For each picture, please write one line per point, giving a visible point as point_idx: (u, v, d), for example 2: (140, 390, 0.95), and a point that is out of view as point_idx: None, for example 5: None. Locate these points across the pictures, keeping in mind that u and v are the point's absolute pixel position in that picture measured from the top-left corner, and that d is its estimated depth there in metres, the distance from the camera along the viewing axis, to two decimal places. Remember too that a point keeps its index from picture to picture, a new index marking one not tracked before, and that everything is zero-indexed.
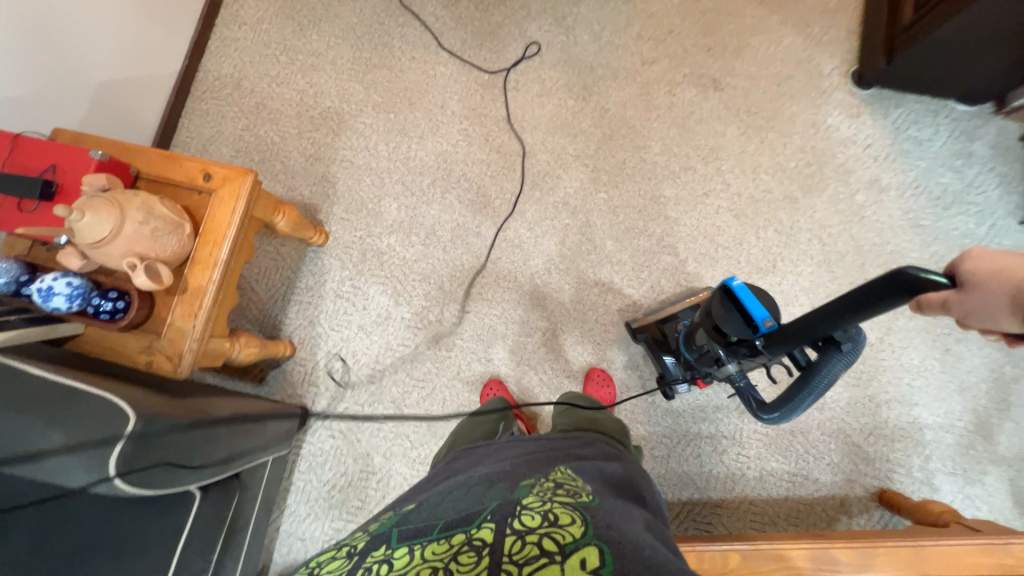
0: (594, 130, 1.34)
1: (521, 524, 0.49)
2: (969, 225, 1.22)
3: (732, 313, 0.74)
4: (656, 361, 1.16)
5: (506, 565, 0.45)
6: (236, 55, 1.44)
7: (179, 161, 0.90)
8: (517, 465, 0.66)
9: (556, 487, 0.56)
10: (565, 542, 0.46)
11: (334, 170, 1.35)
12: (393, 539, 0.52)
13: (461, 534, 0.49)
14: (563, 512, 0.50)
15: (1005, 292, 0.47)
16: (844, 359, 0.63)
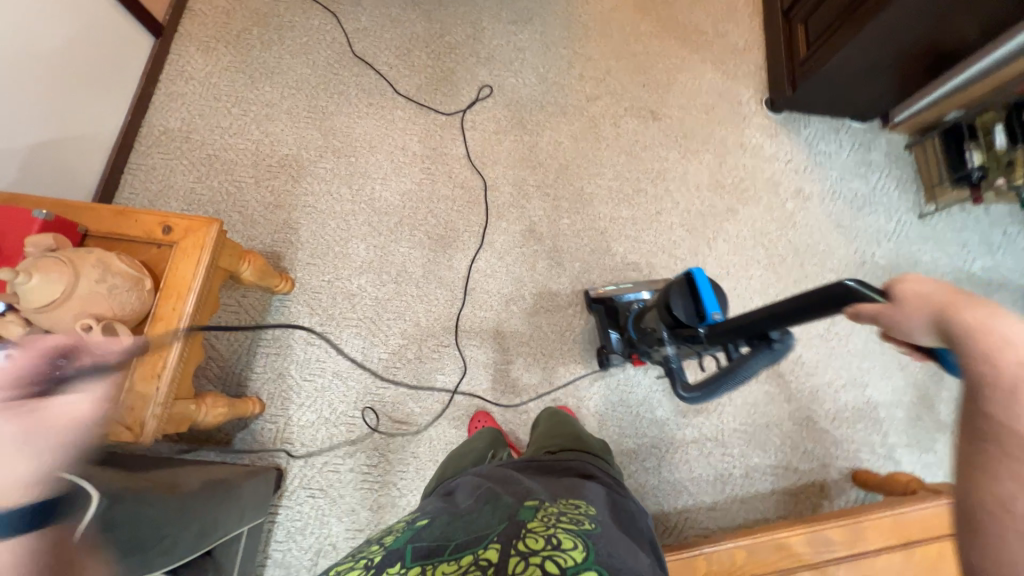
0: (550, 161, 1.42)
1: (524, 545, 0.46)
2: (880, 223, 1.40)
3: (686, 297, 0.80)
4: (602, 333, 1.21)
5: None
6: (184, 109, 1.41)
7: (133, 216, 0.86)
8: (522, 478, 0.63)
9: (561, 511, 0.53)
10: (567, 565, 0.44)
11: (296, 216, 1.33)
12: (408, 558, 0.47)
13: (468, 555, 0.46)
14: (567, 535, 0.48)
15: (924, 313, 0.45)
16: (770, 357, 0.66)
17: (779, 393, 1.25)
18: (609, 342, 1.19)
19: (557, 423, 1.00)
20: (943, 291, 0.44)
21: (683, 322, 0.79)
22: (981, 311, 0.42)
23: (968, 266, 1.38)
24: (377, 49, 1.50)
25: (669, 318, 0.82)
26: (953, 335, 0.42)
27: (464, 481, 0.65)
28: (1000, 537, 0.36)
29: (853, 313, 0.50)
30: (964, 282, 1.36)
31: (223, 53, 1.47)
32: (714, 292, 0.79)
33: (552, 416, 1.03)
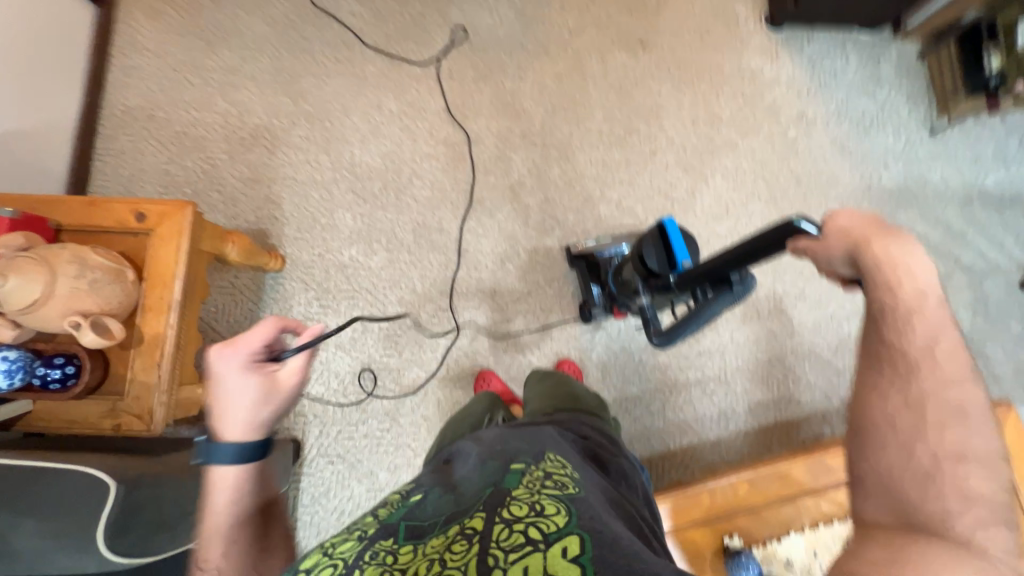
0: (536, 107, 1.34)
1: (509, 513, 0.48)
2: (888, 143, 1.33)
3: (659, 248, 0.86)
4: (584, 288, 1.22)
5: (493, 553, 0.43)
6: (142, 85, 1.32)
7: (103, 205, 0.82)
8: (513, 440, 0.65)
9: (545, 476, 0.55)
10: (549, 530, 0.45)
11: (277, 190, 1.29)
12: (401, 534, 0.49)
13: (455, 525, 0.48)
14: (550, 502, 0.49)
15: (843, 248, 0.50)
16: (731, 297, 0.77)
17: (781, 329, 1.25)
18: (590, 295, 1.21)
19: (551, 380, 1.01)
20: (863, 226, 0.49)
21: (656, 273, 0.86)
22: (889, 245, 0.48)
23: (980, 181, 1.32)
24: None
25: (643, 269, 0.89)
26: (865, 267, 0.48)
27: (462, 445, 0.68)
28: (882, 440, 0.46)
29: (793, 248, 0.55)
30: (975, 199, 1.31)
31: (173, 17, 1.35)
32: (684, 241, 0.86)
33: (545, 376, 1.03)
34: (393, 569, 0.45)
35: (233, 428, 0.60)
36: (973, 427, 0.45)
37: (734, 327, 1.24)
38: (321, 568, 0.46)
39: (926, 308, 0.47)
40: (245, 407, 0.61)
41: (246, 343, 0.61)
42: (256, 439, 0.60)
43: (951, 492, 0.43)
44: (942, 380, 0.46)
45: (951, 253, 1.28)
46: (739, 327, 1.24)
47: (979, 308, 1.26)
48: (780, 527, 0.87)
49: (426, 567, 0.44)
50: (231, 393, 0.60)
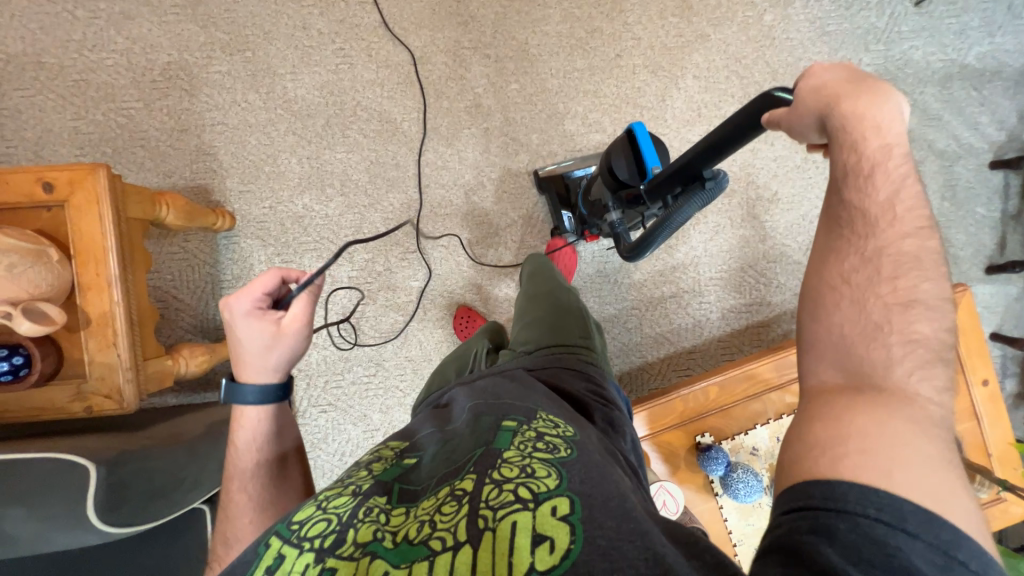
0: (484, 12, 1.18)
1: (499, 474, 0.48)
2: (870, 20, 1.22)
3: (629, 158, 0.80)
4: (555, 217, 1.20)
5: (483, 513, 0.44)
6: (18, 24, 1.12)
7: (2, 179, 0.73)
8: (506, 395, 0.65)
9: (538, 437, 0.54)
10: (539, 490, 0.45)
11: (207, 139, 1.16)
12: (395, 496, 0.50)
13: (446, 487, 0.49)
14: (541, 464, 0.48)
15: (815, 110, 0.49)
16: (705, 198, 0.69)
17: (754, 235, 1.24)
18: (558, 217, 1.18)
19: (556, 286, 1.03)
20: (839, 83, 0.48)
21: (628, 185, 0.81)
22: (861, 101, 0.47)
23: (962, 56, 1.24)
24: None
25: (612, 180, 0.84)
26: (833, 127, 0.48)
27: (458, 398, 0.68)
28: (832, 303, 0.47)
29: (767, 119, 0.54)
30: (956, 77, 1.24)
31: None
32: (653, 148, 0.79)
33: (532, 287, 1.04)
34: (387, 530, 0.45)
35: (251, 371, 0.68)
36: (932, 283, 0.46)
37: (708, 238, 1.24)
38: (312, 523, 0.46)
39: (890, 162, 0.47)
40: (257, 353, 0.68)
41: (249, 297, 0.68)
42: (273, 379, 0.69)
43: (900, 340, 0.44)
44: (899, 238, 0.47)
45: (925, 138, 1.25)
46: (712, 238, 1.24)
47: (948, 193, 1.26)
48: (748, 421, 0.93)
49: (418, 528, 0.44)
50: (244, 342, 0.68)
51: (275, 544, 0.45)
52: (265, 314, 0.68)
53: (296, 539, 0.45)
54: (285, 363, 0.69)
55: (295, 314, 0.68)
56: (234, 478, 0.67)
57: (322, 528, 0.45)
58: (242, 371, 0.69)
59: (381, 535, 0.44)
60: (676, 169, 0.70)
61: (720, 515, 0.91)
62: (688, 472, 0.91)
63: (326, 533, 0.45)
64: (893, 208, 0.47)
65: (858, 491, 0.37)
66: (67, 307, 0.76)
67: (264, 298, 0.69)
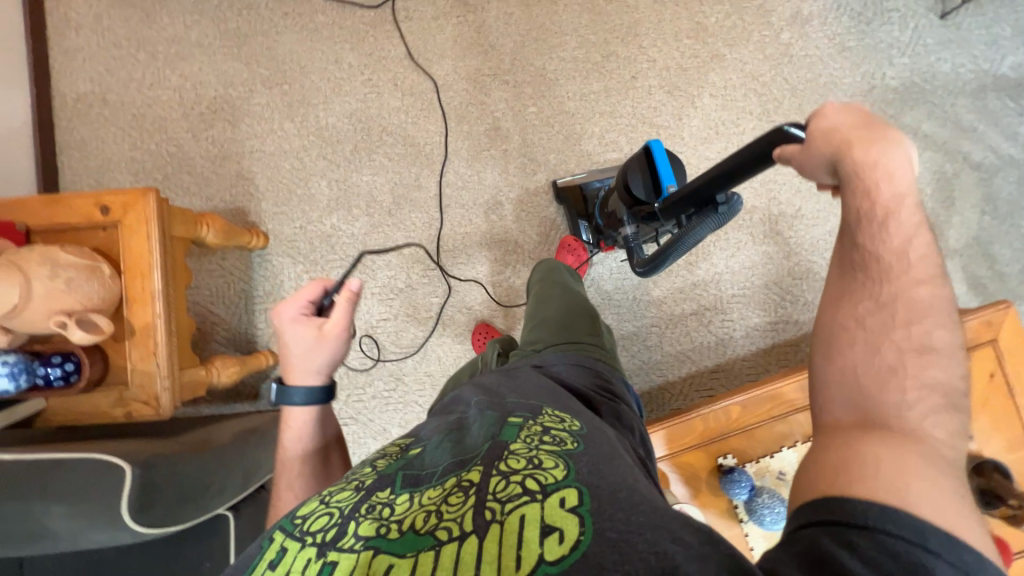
0: (503, 41, 1.23)
1: (506, 466, 0.48)
2: (893, 35, 1.21)
3: (646, 175, 0.84)
4: (572, 226, 1.22)
5: (490, 505, 0.44)
6: (88, 67, 1.25)
7: (67, 202, 0.81)
8: (510, 392, 0.66)
9: (544, 431, 0.54)
10: (547, 482, 0.45)
11: (246, 165, 1.25)
12: (398, 483, 0.50)
13: (452, 478, 0.49)
14: (548, 456, 0.49)
15: (827, 153, 0.47)
16: (716, 223, 0.70)
17: (778, 251, 1.21)
18: (576, 228, 1.20)
19: (565, 289, 1.03)
20: (850, 127, 0.46)
21: (644, 201, 0.84)
22: (873, 148, 0.44)
23: (996, 67, 1.20)
24: None
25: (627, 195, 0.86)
26: (844, 173, 0.46)
27: (463, 395, 0.68)
28: (844, 344, 0.45)
29: (778, 156, 0.52)
30: (989, 88, 1.20)
31: None
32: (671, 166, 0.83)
33: (540, 291, 1.04)
34: (390, 520, 0.45)
35: (298, 372, 0.72)
36: (948, 327, 0.44)
37: (729, 254, 1.22)
38: (315, 518, 0.48)
39: (903, 211, 0.45)
40: (303, 355, 0.72)
41: (295, 305, 0.74)
42: (318, 380, 0.73)
43: (915, 385, 0.42)
44: (913, 282, 0.45)
45: (959, 151, 1.20)
46: (734, 254, 1.22)
47: (988, 207, 1.20)
48: (773, 443, 0.88)
49: (423, 518, 0.45)
50: (291, 346, 0.73)
51: (278, 539, 0.47)
52: (310, 320, 0.74)
53: (298, 533, 0.46)
54: (330, 365, 0.73)
55: (337, 319, 0.73)
56: (281, 475, 0.72)
57: (324, 522, 0.47)
58: (290, 374, 0.73)
59: (384, 526, 0.45)
60: (690, 191, 0.71)
61: (746, 543, 0.87)
62: (710, 496, 0.88)
63: (329, 527, 0.46)
64: (908, 256, 0.45)
65: (878, 509, 0.36)
66: (115, 318, 0.82)
67: (308, 306, 0.75)
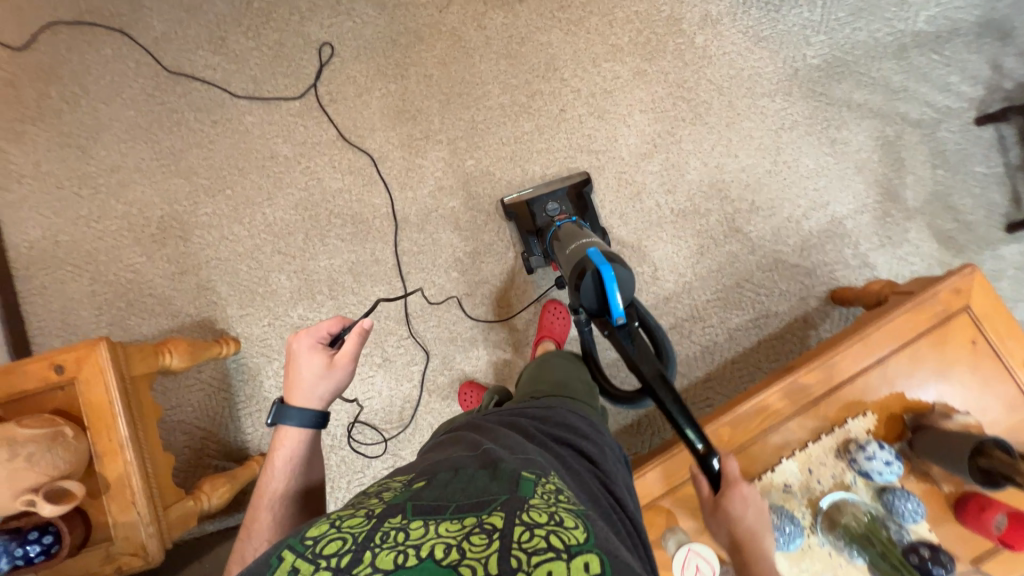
0: (428, 102, 1.25)
1: (529, 517, 0.45)
2: (805, 16, 1.22)
3: (595, 292, 0.81)
4: (523, 241, 1.21)
5: (515, 552, 0.41)
6: (36, 214, 1.27)
7: (19, 369, 0.81)
8: (519, 446, 0.63)
9: (558, 491, 0.53)
10: (570, 542, 0.42)
11: (206, 276, 1.25)
12: (409, 511, 0.48)
13: (472, 518, 0.46)
14: (569, 516, 0.47)
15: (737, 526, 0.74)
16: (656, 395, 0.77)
17: (742, 248, 1.20)
18: (531, 246, 1.19)
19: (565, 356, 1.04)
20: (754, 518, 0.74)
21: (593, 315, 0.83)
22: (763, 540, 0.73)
23: (912, 24, 1.21)
24: (190, 53, 1.27)
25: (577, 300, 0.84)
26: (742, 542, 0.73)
27: (471, 436, 0.67)
28: None
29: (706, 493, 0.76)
30: (910, 45, 1.21)
31: (37, 134, 1.28)
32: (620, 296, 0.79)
33: (541, 357, 1.06)
34: (407, 547, 0.43)
35: (303, 397, 0.81)
36: None
37: (693, 261, 1.21)
38: (328, 541, 0.46)
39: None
40: (312, 380, 0.83)
41: (314, 335, 0.86)
42: (317, 406, 0.82)
43: None
44: None
45: (896, 112, 1.20)
46: (699, 260, 1.21)
47: (938, 160, 1.20)
48: (773, 455, 0.85)
49: (444, 548, 0.42)
50: (302, 371, 0.83)
51: (288, 558, 0.44)
52: (324, 351, 0.86)
53: (310, 554, 0.44)
54: (331, 393, 0.83)
55: (346, 351, 0.84)
56: (263, 497, 0.76)
57: (338, 547, 0.44)
58: (292, 396, 0.82)
59: (402, 553, 0.42)
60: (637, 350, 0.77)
61: None
62: None
63: (343, 552, 0.43)
64: None
65: None
66: (87, 475, 0.81)
67: (326, 337, 0.87)
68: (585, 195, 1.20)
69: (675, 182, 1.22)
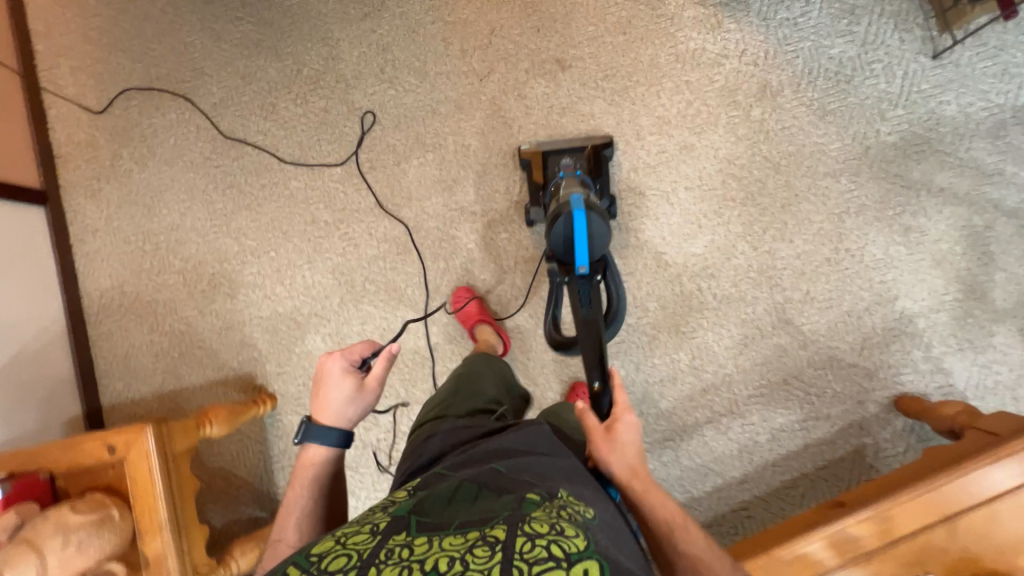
0: (465, 173, 1.24)
1: (531, 527, 0.45)
2: (881, 87, 1.09)
3: (566, 233, 0.94)
4: (530, 185, 1.18)
5: (517, 563, 0.41)
6: (106, 265, 1.39)
7: (79, 445, 0.88)
8: (528, 462, 0.60)
9: (563, 504, 0.51)
10: (571, 550, 0.43)
11: (249, 332, 1.32)
12: (413, 528, 0.48)
13: (474, 531, 0.46)
14: (570, 525, 0.47)
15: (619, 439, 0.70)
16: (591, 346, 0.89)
17: (791, 341, 1.11)
18: (537, 197, 1.17)
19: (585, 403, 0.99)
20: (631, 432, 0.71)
21: (560, 257, 0.96)
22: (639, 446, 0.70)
23: (1014, 98, 1.05)
24: (244, 119, 1.34)
25: (549, 240, 0.97)
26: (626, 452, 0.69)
27: (481, 451, 0.65)
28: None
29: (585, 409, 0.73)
30: (1009, 122, 1.05)
31: (110, 191, 1.39)
32: (588, 246, 0.93)
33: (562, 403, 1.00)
34: (410, 562, 0.43)
35: (330, 417, 0.82)
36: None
37: (736, 352, 1.12)
38: (332, 556, 0.46)
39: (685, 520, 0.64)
40: (341, 404, 0.83)
41: (347, 357, 0.86)
42: (344, 430, 0.82)
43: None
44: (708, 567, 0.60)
45: (987, 199, 1.06)
46: (742, 351, 1.12)
47: None
48: None
49: (447, 562, 0.42)
50: (332, 393, 0.83)
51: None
52: (354, 374, 0.86)
53: (313, 570, 0.44)
54: (358, 416, 0.84)
55: (375, 374, 0.84)
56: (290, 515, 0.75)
57: (343, 562, 0.44)
58: (319, 415, 0.82)
59: (407, 568, 0.42)
60: (587, 300, 0.92)
61: None
62: None
63: (347, 568, 0.43)
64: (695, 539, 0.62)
65: None
66: (130, 547, 0.88)
67: (358, 360, 0.87)
68: (599, 159, 1.12)
69: (720, 266, 1.13)
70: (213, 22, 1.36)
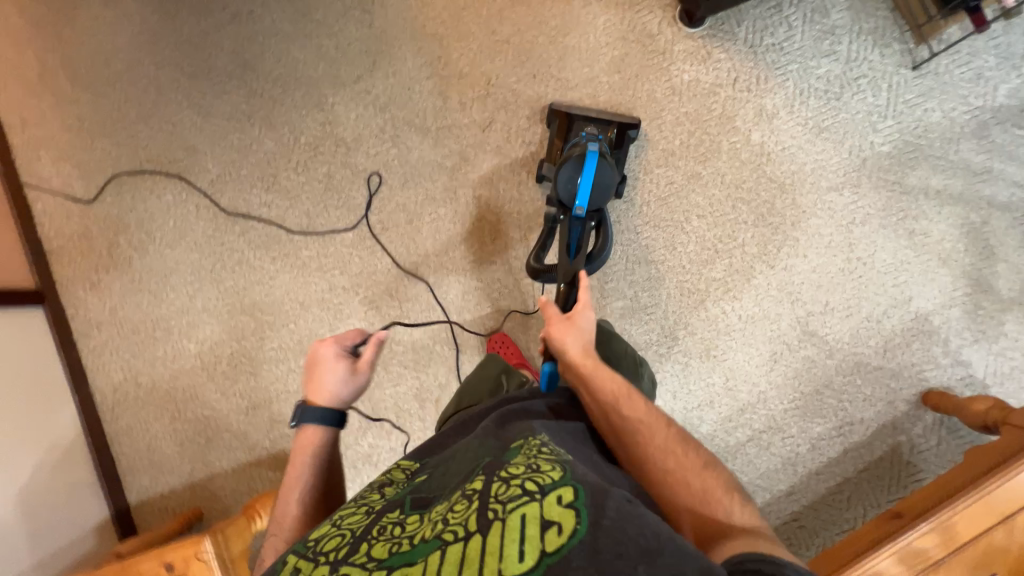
0: (479, 224, 1.24)
1: (506, 472, 0.52)
2: (870, 101, 1.15)
3: (574, 173, 0.99)
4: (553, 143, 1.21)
5: (492, 506, 0.48)
6: (116, 357, 1.34)
7: (134, 569, 0.85)
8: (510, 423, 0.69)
9: (542, 446, 0.57)
10: (544, 483, 0.49)
11: (277, 409, 1.29)
12: (407, 508, 0.56)
13: (456, 492, 0.54)
14: (547, 462, 0.53)
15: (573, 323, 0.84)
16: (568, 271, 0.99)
17: (818, 352, 1.15)
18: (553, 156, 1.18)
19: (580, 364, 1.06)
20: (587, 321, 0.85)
21: (563, 196, 1.00)
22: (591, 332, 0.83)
23: (992, 99, 1.12)
24: (245, 193, 1.31)
25: (556, 180, 1.02)
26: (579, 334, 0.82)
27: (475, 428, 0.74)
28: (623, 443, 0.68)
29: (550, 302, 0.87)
30: (990, 122, 1.12)
31: (111, 281, 1.34)
32: (590, 193, 0.99)
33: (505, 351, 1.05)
34: (401, 538, 0.51)
35: (325, 399, 0.79)
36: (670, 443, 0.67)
37: (768, 368, 1.16)
38: (329, 538, 0.54)
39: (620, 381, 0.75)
40: (335, 386, 0.81)
41: (340, 342, 0.84)
42: (339, 413, 0.79)
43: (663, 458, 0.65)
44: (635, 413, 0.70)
45: (979, 197, 1.12)
46: (773, 367, 1.16)
47: None
48: None
49: (430, 528, 0.50)
50: (326, 377, 0.81)
51: (292, 560, 0.53)
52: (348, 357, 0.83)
53: (311, 554, 0.53)
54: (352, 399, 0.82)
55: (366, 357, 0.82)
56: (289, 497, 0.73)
57: (337, 542, 0.53)
58: (315, 397, 0.80)
59: (397, 543, 0.50)
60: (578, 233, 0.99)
61: None
62: None
63: (342, 545, 0.52)
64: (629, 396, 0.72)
65: None
66: None
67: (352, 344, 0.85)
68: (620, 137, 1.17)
69: (741, 287, 1.17)
70: (200, 98, 1.33)
